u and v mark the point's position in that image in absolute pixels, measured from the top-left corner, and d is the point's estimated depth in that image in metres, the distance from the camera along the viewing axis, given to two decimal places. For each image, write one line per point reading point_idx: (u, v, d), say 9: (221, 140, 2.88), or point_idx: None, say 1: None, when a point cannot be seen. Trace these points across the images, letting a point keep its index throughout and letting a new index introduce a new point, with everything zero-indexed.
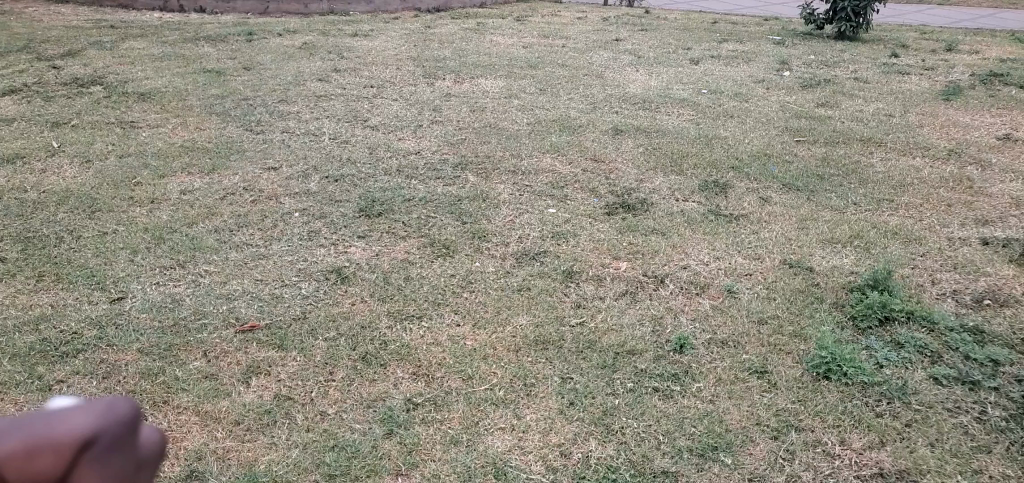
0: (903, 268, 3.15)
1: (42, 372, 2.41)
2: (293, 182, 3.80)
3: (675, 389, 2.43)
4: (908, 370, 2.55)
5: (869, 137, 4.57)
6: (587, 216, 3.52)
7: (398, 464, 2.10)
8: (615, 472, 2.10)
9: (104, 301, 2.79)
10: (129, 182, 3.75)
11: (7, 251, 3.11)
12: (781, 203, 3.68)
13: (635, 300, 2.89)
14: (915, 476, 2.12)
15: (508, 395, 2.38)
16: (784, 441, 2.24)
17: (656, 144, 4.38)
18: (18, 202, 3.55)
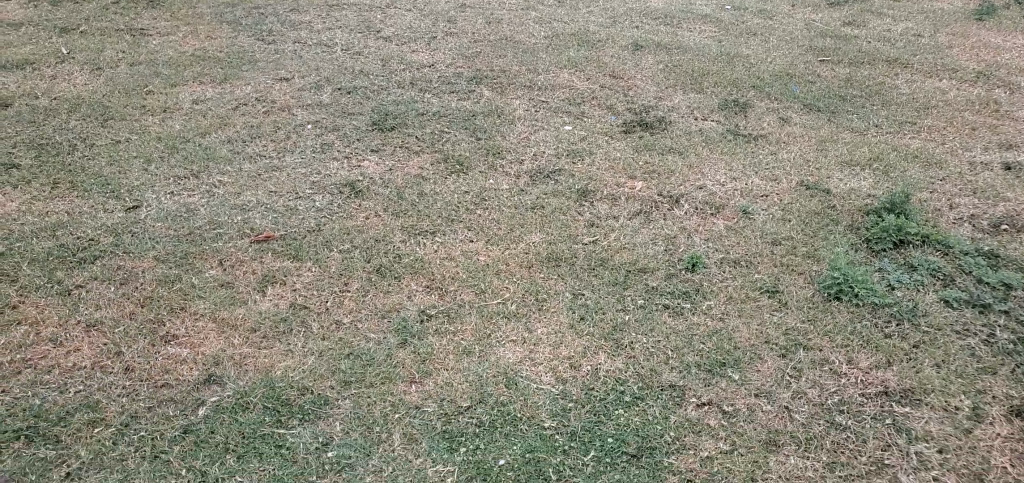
0: (922, 192, 3.11)
1: (61, 277, 2.46)
2: (306, 94, 3.77)
3: (685, 306, 2.45)
4: (919, 293, 2.55)
5: (895, 58, 4.44)
6: (604, 134, 3.48)
7: (410, 373, 2.15)
8: (623, 385, 2.15)
9: (119, 209, 2.82)
10: (141, 91, 3.73)
11: (22, 158, 3.13)
12: (801, 124, 3.62)
13: (649, 219, 2.88)
14: (919, 395, 2.15)
15: (521, 309, 2.40)
16: (791, 359, 2.26)
17: (675, 61, 4.29)
18: (30, 109, 3.55)
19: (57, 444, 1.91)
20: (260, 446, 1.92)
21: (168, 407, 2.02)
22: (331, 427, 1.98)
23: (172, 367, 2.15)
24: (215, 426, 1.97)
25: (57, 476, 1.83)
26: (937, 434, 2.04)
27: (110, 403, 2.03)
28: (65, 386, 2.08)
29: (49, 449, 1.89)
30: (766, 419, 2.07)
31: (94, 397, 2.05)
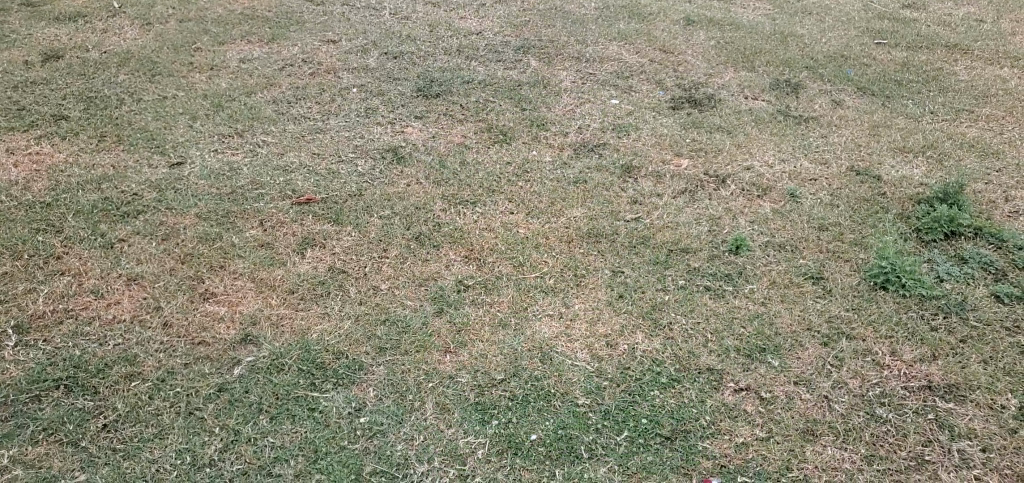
0: (977, 182, 3.01)
1: (104, 230, 2.49)
2: (353, 57, 3.75)
3: (727, 289, 2.40)
4: (969, 286, 2.47)
5: (956, 43, 4.28)
6: (651, 109, 3.42)
7: (445, 342, 2.14)
8: (660, 365, 2.12)
9: (164, 165, 2.84)
10: (190, 48, 3.75)
11: (71, 110, 3.17)
12: (854, 107, 3.51)
13: (694, 198, 2.82)
14: (965, 392, 2.09)
15: (558, 284, 2.38)
16: (834, 348, 2.21)
17: (728, 38, 4.19)
18: (81, 61, 3.59)
19: (94, 395, 1.95)
20: (293, 408, 1.94)
21: (204, 364, 2.05)
22: (365, 393, 1.99)
23: (210, 324, 2.17)
24: (249, 386, 1.99)
25: (94, 428, 1.86)
26: (982, 433, 1.97)
27: (147, 358, 2.05)
28: (105, 338, 2.11)
29: (87, 400, 1.93)
30: (806, 408, 2.03)
31: (132, 350, 2.08)
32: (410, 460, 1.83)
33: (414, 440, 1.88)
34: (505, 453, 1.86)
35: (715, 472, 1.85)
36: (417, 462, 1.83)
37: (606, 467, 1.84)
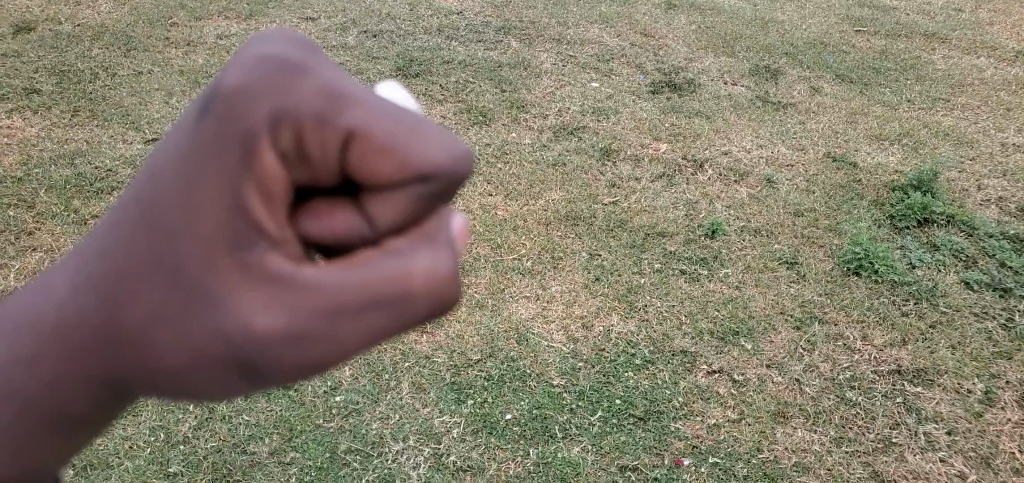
0: (949, 171, 3.05)
1: (78, 206, 2.46)
2: (332, 35, 3.71)
3: (702, 273, 2.42)
4: (940, 273, 2.51)
5: (933, 32, 4.32)
6: (631, 93, 3.43)
7: (423, 323, 2.15)
8: (635, 348, 2.14)
9: (138, 141, 2.81)
10: (166, 22, 3.70)
11: (43, 84, 3.12)
12: (832, 95, 3.54)
13: (672, 183, 2.84)
14: (931, 376, 2.13)
15: (536, 266, 2.39)
16: (806, 332, 2.24)
17: (709, 23, 4.19)
18: (53, 34, 3.53)
19: None
20: (268, 387, 1.94)
21: None
22: (341, 371, 1.99)
23: None
24: None
25: None
26: (947, 415, 2.02)
27: None
28: None
29: None
30: (777, 391, 2.06)
31: None
32: (386, 439, 1.84)
33: (390, 418, 1.89)
34: (481, 432, 1.88)
35: (686, 453, 1.88)
36: (393, 442, 1.84)
37: (580, 447, 1.86)
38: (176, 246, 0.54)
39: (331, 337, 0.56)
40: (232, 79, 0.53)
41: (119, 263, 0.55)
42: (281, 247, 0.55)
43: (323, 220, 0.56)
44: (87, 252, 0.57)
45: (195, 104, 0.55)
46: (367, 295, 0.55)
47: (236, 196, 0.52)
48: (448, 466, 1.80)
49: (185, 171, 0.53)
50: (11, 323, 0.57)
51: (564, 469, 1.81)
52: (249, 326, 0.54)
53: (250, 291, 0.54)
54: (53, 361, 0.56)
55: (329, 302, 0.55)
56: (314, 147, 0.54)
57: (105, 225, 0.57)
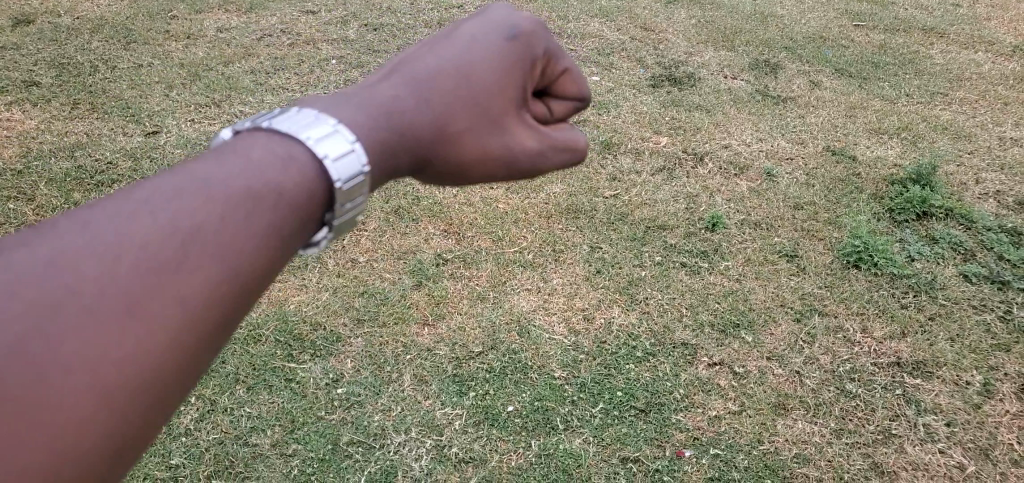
0: (948, 164, 3.05)
1: (78, 199, 2.46)
2: (332, 28, 3.71)
3: (702, 265, 2.42)
4: (939, 266, 2.51)
5: (932, 26, 4.32)
6: (631, 86, 3.43)
7: (423, 315, 2.15)
8: (635, 340, 2.14)
9: (139, 134, 2.81)
10: (165, 16, 3.69)
11: (43, 77, 3.11)
12: (832, 88, 3.54)
13: (672, 176, 2.84)
14: (931, 368, 2.13)
15: (537, 259, 2.39)
16: (807, 324, 2.24)
17: (709, 17, 4.19)
18: (53, 27, 3.52)
19: None
20: (269, 379, 1.94)
21: None
22: (342, 364, 2.00)
23: None
24: (226, 357, 1.98)
25: None
26: (947, 407, 2.02)
27: None
28: None
29: None
30: (777, 382, 2.06)
31: None
32: (387, 431, 1.85)
33: (391, 411, 1.89)
34: (482, 424, 1.88)
35: (687, 444, 1.88)
36: (394, 433, 1.84)
37: (581, 439, 1.87)
38: (469, 91, 0.79)
39: (536, 168, 0.88)
40: (521, 21, 0.83)
41: (453, 93, 0.78)
42: (526, 107, 0.85)
43: (534, 107, 0.87)
44: (421, 80, 0.77)
45: (482, 28, 0.82)
46: (558, 150, 0.89)
47: (519, 81, 0.82)
48: (450, 458, 1.80)
49: (508, 48, 0.81)
50: (368, 110, 0.71)
51: (566, 460, 1.81)
52: (514, 149, 0.84)
53: (516, 136, 0.84)
54: (286, 207, 0.62)
55: (549, 147, 0.88)
56: (554, 68, 0.86)
57: (430, 69, 0.78)
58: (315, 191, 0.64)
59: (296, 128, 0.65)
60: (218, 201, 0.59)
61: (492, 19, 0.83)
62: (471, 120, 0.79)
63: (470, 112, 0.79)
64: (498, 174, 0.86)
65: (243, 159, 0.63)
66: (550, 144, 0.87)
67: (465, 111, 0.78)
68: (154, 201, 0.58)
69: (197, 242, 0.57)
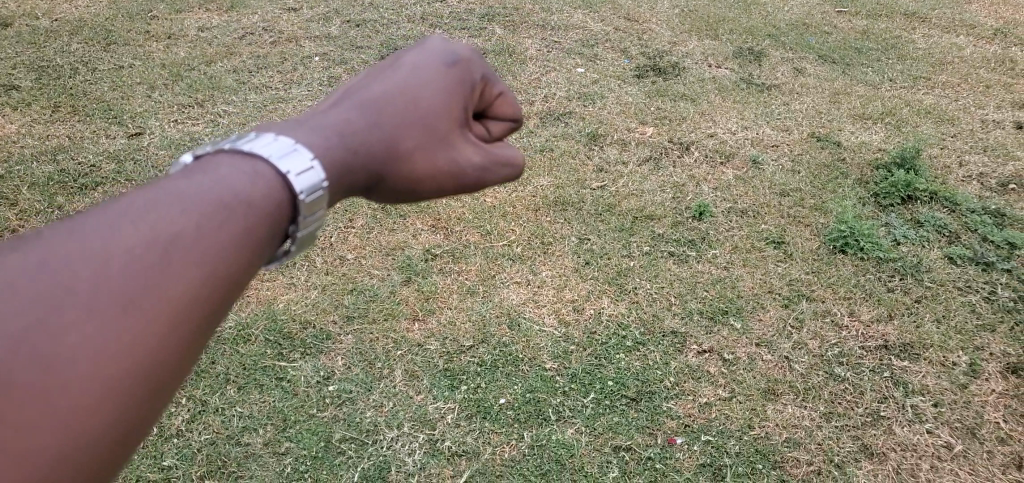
0: (932, 148, 3.07)
1: (63, 202, 2.45)
2: (315, 25, 3.69)
3: (690, 254, 2.44)
4: (924, 249, 2.53)
5: (913, 11, 4.34)
6: (615, 77, 3.43)
7: (413, 310, 2.16)
8: (625, 330, 2.15)
9: (122, 136, 2.79)
10: (146, 16, 3.67)
11: (24, 80, 3.09)
12: (815, 75, 3.55)
13: (658, 166, 2.85)
14: (919, 350, 2.15)
15: (526, 251, 2.39)
16: (795, 310, 2.26)
17: (692, 6, 4.20)
18: (32, 30, 3.49)
19: None
20: (260, 378, 1.94)
21: None
22: (333, 361, 2.00)
23: None
24: (216, 357, 1.98)
25: None
26: (934, 389, 2.04)
27: None
28: None
29: None
30: (767, 368, 2.08)
31: None
32: (380, 426, 1.85)
33: (383, 406, 1.89)
34: (475, 417, 1.89)
35: (679, 432, 1.90)
36: (387, 428, 1.85)
37: (573, 429, 1.88)
38: (418, 110, 0.80)
39: (480, 186, 0.89)
40: (457, 49, 0.86)
41: (402, 114, 0.79)
42: (469, 128, 0.86)
43: (475, 128, 0.89)
44: (372, 102, 0.78)
45: (420, 54, 0.84)
46: (498, 169, 0.91)
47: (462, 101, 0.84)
48: (443, 451, 1.81)
49: (450, 71, 0.83)
50: (324, 132, 0.71)
51: (559, 451, 1.82)
52: (462, 165, 0.85)
53: (464, 153, 0.85)
54: (258, 217, 0.62)
55: (489, 164, 0.89)
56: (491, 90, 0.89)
57: (380, 93, 0.79)
58: (281, 204, 0.65)
59: (260, 146, 0.65)
60: (189, 214, 0.59)
61: (433, 49, 0.85)
62: (423, 137, 0.80)
63: (419, 129, 0.80)
64: (446, 190, 0.86)
65: (214, 175, 0.63)
66: (491, 161, 0.89)
67: (414, 129, 0.79)
68: (133, 214, 0.58)
69: (176, 252, 0.57)
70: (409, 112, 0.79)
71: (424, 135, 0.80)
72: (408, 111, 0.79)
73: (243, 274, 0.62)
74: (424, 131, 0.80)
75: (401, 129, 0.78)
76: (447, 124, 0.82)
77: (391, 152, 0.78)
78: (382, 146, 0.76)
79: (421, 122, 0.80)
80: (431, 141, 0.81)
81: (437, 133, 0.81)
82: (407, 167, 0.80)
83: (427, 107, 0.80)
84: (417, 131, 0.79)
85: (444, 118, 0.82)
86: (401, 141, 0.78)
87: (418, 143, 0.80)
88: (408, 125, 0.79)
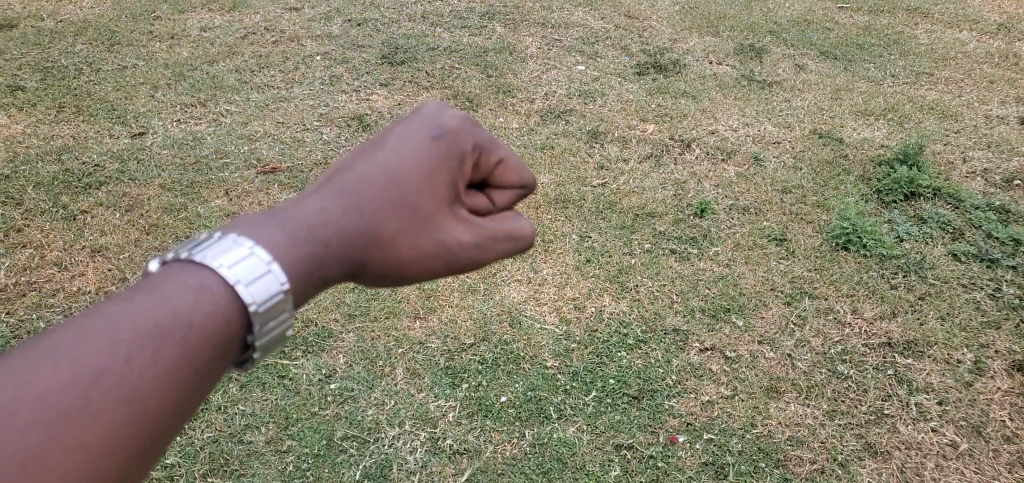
0: (935, 144, 3.07)
1: (66, 202, 2.46)
2: (316, 25, 3.70)
3: (692, 251, 2.44)
4: (927, 246, 2.53)
5: (916, 7, 4.33)
6: (617, 75, 3.43)
7: (416, 309, 2.16)
8: (627, 327, 2.15)
9: (125, 136, 2.80)
10: (149, 16, 3.68)
11: (27, 81, 3.10)
12: (817, 71, 3.55)
13: (660, 164, 2.85)
14: (921, 347, 2.15)
15: (527, 250, 2.40)
16: (797, 307, 2.26)
17: (693, 3, 4.20)
18: (35, 31, 3.51)
19: None
20: (263, 378, 1.94)
21: None
22: (336, 360, 2.00)
23: None
24: None
25: None
26: (937, 386, 2.04)
27: None
28: (69, 310, 2.09)
29: None
30: (769, 365, 2.08)
31: None
32: (382, 425, 1.86)
33: (386, 405, 1.90)
34: (476, 415, 1.89)
35: (680, 430, 1.90)
36: (389, 427, 1.85)
37: (575, 427, 1.88)
38: (395, 193, 0.80)
39: (476, 258, 0.88)
40: (446, 121, 0.84)
41: (379, 200, 0.79)
42: (460, 202, 0.86)
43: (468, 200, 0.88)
44: (349, 188, 0.79)
45: (408, 130, 0.83)
46: (496, 238, 0.90)
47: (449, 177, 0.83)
48: (445, 450, 1.81)
49: (433, 150, 0.82)
50: (292, 229, 0.72)
51: (560, 449, 1.83)
52: (449, 244, 0.84)
53: (450, 231, 0.84)
54: (214, 322, 0.65)
55: (486, 237, 0.89)
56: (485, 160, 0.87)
57: (358, 179, 0.79)
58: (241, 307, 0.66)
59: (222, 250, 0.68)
60: (144, 322, 0.62)
61: (428, 122, 0.84)
62: (403, 221, 0.80)
63: (400, 214, 0.80)
64: (439, 270, 0.87)
65: (177, 283, 0.65)
66: (487, 234, 0.89)
67: (394, 213, 0.80)
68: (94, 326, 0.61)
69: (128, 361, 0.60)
70: (387, 197, 0.79)
71: (405, 220, 0.80)
72: (386, 195, 0.80)
73: (198, 375, 0.64)
74: (404, 215, 0.80)
75: (379, 214, 0.79)
76: (430, 203, 0.82)
77: (370, 239, 0.78)
78: (357, 234, 0.77)
79: (401, 204, 0.80)
80: (412, 223, 0.81)
81: (419, 215, 0.81)
82: (390, 250, 0.80)
83: (406, 190, 0.80)
84: (397, 217, 0.80)
85: (427, 198, 0.82)
86: (379, 227, 0.79)
87: (397, 228, 0.80)
88: (387, 209, 0.79)
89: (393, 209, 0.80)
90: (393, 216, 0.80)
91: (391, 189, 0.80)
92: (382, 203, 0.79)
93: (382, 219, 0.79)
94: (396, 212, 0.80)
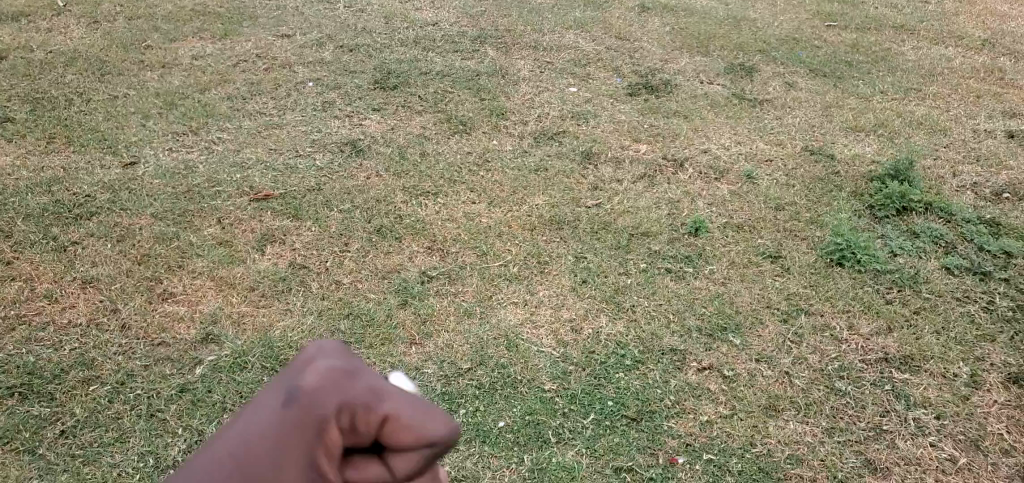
0: (926, 158, 3.08)
1: (57, 233, 2.44)
2: (308, 51, 3.71)
3: (687, 271, 2.43)
4: (921, 260, 2.53)
5: (903, 24, 4.37)
6: (608, 96, 3.44)
7: (411, 334, 2.15)
8: (623, 348, 2.14)
9: (117, 165, 2.79)
10: (140, 46, 3.68)
11: (17, 112, 3.09)
12: (807, 89, 3.57)
13: (653, 183, 2.85)
14: (918, 362, 2.15)
15: (522, 272, 2.39)
16: (793, 324, 2.25)
17: (682, 24, 4.23)
18: (26, 62, 3.50)
19: (51, 401, 1.91)
20: None
21: (165, 365, 2.02)
22: None
23: (169, 324, 2.14)
24: (213, 386, 1.97)
25: (53, 434, 1.83)
26: (935, 400, 2.03)
27: (106, 361, 2.02)
28: (60, 343, 2.07)
29: (44, 407, 1.89)
30: (766, 384, 2.07)
31: (90, 354, 2.04)
32: None
33: None
34: (474, 441, 1.87)
35: (680, 450, 1.88)
36: None
37: (573, 450, 1.86)
38: (261, 437, 0.74)
39: None
40: (329, 362, 0.84)
41: (244, 447, 0.73)
42: (345, 450, 0.77)
43: (359, 469, 0.77)
44: (221, 446, 0.74)
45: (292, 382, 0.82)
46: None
47: (326, 411, 0.77)
48: None
49: (308, 387, 0.79)
50: None
51: (559, 473, 1.81)
52: None
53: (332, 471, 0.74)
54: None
55: None
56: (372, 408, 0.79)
57: (231, 434, 0.75)
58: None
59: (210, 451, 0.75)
60: None
61: (314, 364, 0.84)
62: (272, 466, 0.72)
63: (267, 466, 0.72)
64: None
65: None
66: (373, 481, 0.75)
67: (258, 462, 0.72)
68: None
69: None
70: (253, 441, 0.74)
71: (272, 467, 0.72)
72: (252, 440, 0.74)
73: None
74: (269, 462, 0.72)
75: (243, 464, 0.72)
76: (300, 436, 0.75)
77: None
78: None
79: (269, 451, 0.73)
80: (277, 469, 0.72)
81: (289, 460, 0.73)
82: None
83: (273, 436, 0.75)
84: (264, 462, 0.72)
85: (299, 438, 0.75)
86: (240, 473, 0.71)
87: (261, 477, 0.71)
88: (253, 452, 0.73)
89: (258, 452, 0.73)
90: (257, 462, 0.72)
91: (256, 435, 0.74)
92: (249, 447, 0.73)
93: (247, 463, 0.72)
94: (261, 456, 0.73)
